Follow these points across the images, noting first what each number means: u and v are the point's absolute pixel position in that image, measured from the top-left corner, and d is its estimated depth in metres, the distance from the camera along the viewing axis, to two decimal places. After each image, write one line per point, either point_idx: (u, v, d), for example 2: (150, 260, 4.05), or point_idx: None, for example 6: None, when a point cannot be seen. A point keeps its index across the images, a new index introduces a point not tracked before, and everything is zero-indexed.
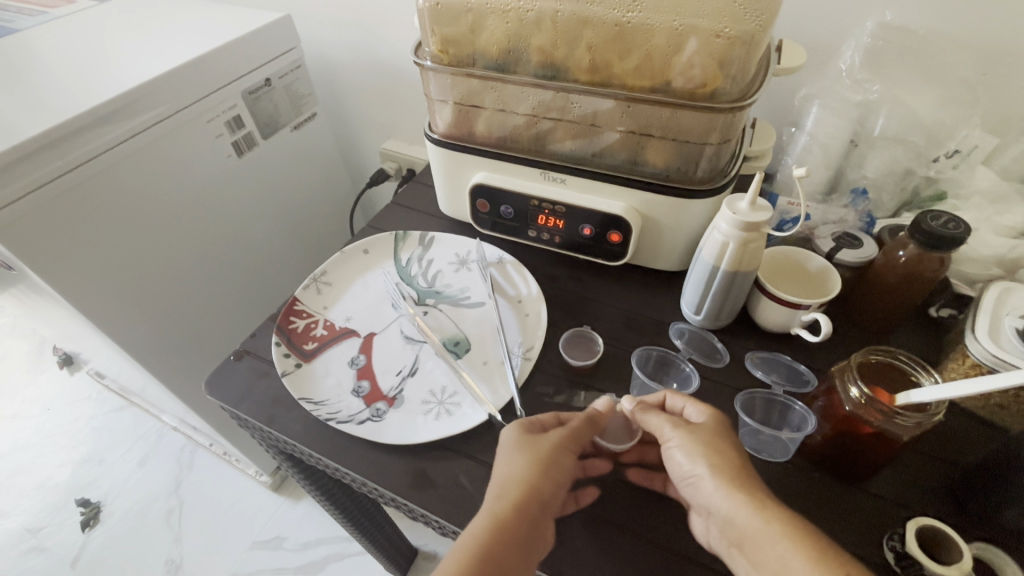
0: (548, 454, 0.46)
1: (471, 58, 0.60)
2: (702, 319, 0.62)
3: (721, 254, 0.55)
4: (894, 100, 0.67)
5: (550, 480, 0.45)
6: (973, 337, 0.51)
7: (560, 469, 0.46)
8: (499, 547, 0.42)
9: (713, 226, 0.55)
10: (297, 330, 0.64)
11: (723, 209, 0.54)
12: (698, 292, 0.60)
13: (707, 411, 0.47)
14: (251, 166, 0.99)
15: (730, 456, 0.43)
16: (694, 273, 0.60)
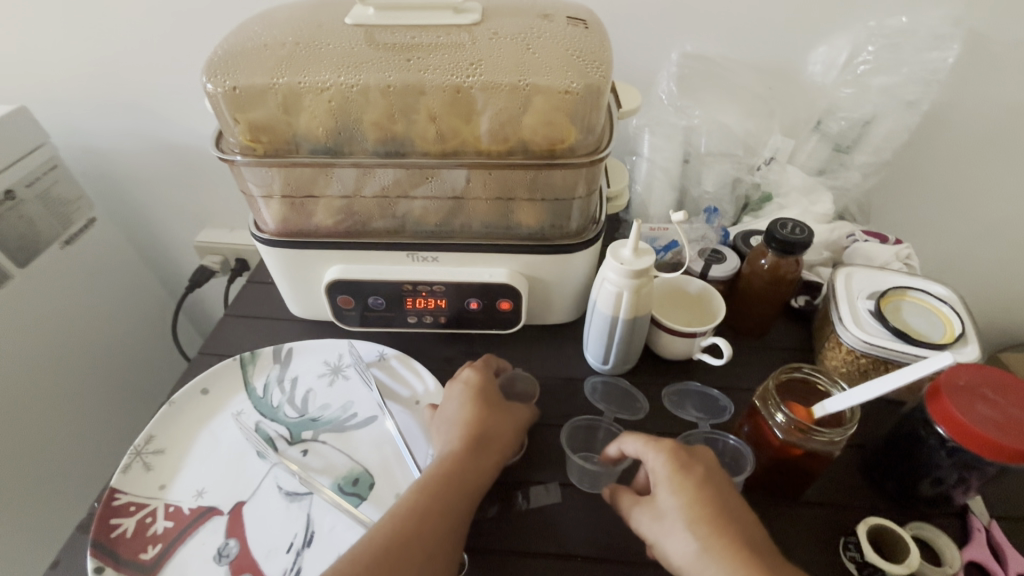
0: (507, 408, 0.52)
1: (292, 143, 0.50)
2: (610, 367, 0.59)
3: (617, 305, 0.53)
4: (709, 119, 0.71)
5: (502, 414, 0.51)
6: (843, 326, 0.54)
7: (513, 410, 0.53)
8: (470, 466, 0.46)
9: (602, 277, 0.53)
10: (126, 536, 0.46)
11: (608, 260, 0.51)
12: (601, 344, 0.57)
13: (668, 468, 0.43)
14: (7, 308, 0.74)
15: (715, 524, 0.40)
16: (593, 325, 0.57)
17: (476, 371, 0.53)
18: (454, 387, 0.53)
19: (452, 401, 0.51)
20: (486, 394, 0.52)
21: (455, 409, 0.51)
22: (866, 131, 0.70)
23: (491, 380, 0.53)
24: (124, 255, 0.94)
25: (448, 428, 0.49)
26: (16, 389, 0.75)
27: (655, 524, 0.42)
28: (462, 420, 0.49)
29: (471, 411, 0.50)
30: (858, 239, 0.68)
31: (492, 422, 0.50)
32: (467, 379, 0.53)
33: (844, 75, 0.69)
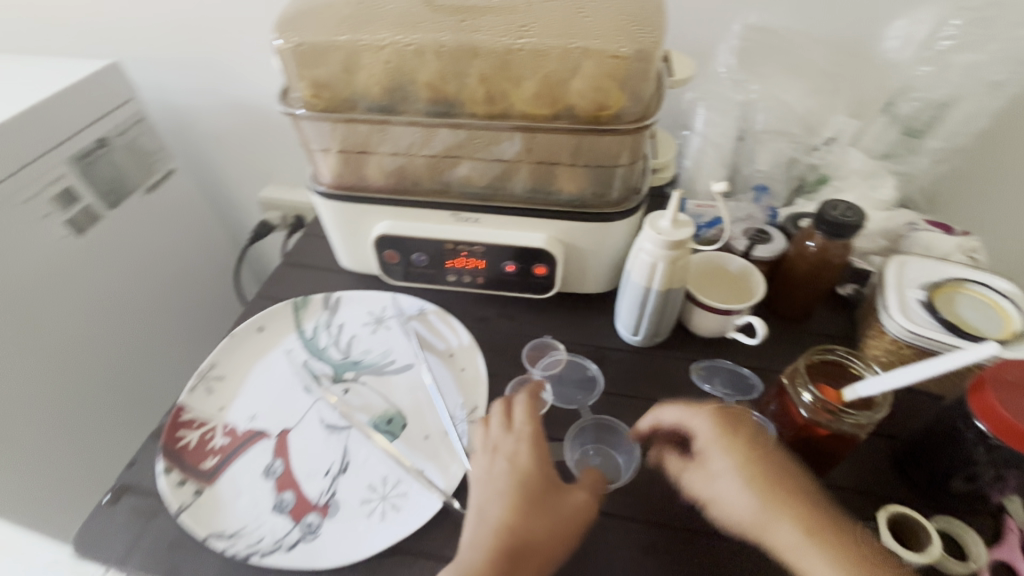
0: (557, 498, 0.44)
1: (350, 101, 0.53)
2: (641, 338, 0.60)
3: (651, 275, 0.53)
4: (770, 98, 0.68)
5: (550, 518, 0.43)
6: (887, 314, 0.52)
7: (565, 513, 0.44)
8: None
9: (638, 247, 0.53)
10: (190, 447, 0.52)
11: (645, 229, 0.52)
12: (633, 314, 0.58)
13: (708, 422, 0.45)
14: (99, 245, 0.82)
15: (767, 486, 0.42)
16: (625, 296, 0.57)
17: (523, 453, 0.46)
18: (495, 462, 0.46)
19: (488, 490, 0.45)
20: (531, 488, 0.44)
21: (493, 498, 0.44)
22: (941, 113, 0.65)
23: (541, 465, 0.46)
24: (197, 205, 1.02)
25: (479, 522, 0.43)
26: (102, 318, 0.84)
27: (705, 484, 0.45)
28: (499, 517, 0.43)
29: (508, 512, 0.43)
30: (919, 229, 0.64)
31: (533, 527, 0.42)
32: (511, 460, 0.46)
33: (924, 52, 0.64)
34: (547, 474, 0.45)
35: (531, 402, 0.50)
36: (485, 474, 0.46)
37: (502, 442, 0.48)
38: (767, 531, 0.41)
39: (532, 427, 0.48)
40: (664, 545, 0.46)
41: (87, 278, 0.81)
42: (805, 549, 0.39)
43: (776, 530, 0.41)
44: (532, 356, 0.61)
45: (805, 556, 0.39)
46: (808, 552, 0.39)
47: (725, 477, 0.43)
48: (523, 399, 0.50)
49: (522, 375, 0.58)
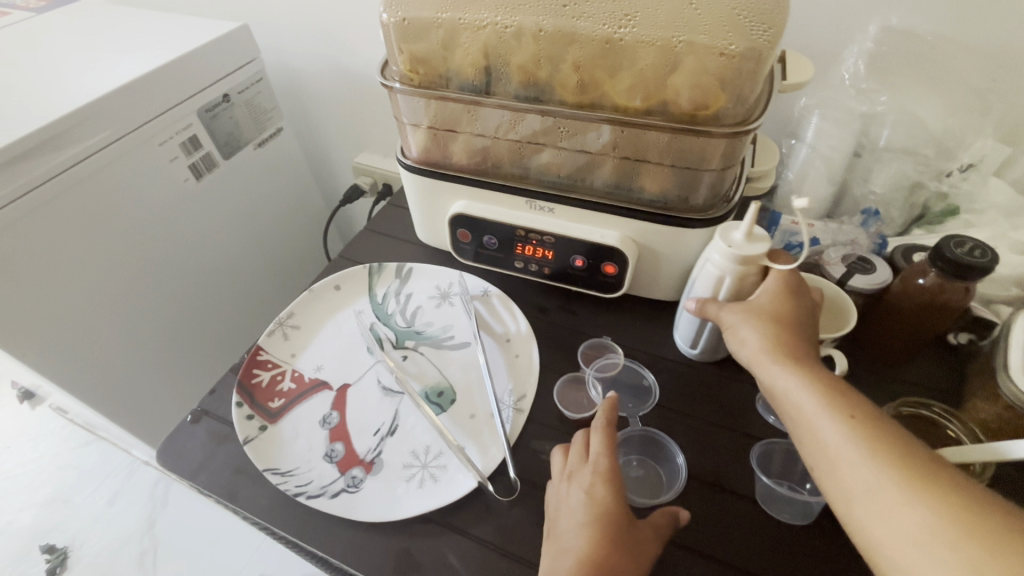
0: (636, 532, 0.42)
1: (444, 79, 0.54)
2: (698, 350, 0.57)
3: (715, 288, 0.50)
4: (902, 111, 0.61)
5: (630, 552, 0.41)
6: (1007, 376, 0.45)
7: (647, 554, 0.41)
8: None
9: (706, 258, 0.50)
10: (262, 385, 0.57)
11: (716, 240, 0.48)
12: (692, 326, 0.55)
13: (770, 295, 0.47)
14: (212, 190, 0.91)
15: (795, 357, 0.43)
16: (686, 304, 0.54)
17: (602, 488, 0.43)
18: (572, 493, 0.44)
19: (567, 522, 0.42)
20: (612, 524, 0.41)
21: (572, 536, 0.41)
22: None
23: (620, 500, 0.43)
24: (299, 164, 1.10)
25: (561, 557, 0.40)
26: (207, 256, 0.94)
27: (744, 347, 0.46)
28: (581, 556, 0.40)
29: (592, 548, 0.40)
30: None
31: (617, 564, 0.40)
32: (589, 496, 0.43)
33: None
34: (625, 509, 0.43)
35: (605, 431, 0.45)
36: (563, 507, 0.43)
37: (579, 480, 0.44)
38: (793, 394, 0.41)
39: (610, 461, 0.44)
40: (698, 574, 0.44)
41: (195, 219, 0.89)
42: (825, 411, 0.38)
43: (800, 387, 0.40)
44: (587, 354, 0.60)
45: (823, 420, 0.38)
46: (829, 413, 0.38)
47: (762, 337, 0.45)
48: (598, 429, 0.46)
49: (575, 373, 0.58)
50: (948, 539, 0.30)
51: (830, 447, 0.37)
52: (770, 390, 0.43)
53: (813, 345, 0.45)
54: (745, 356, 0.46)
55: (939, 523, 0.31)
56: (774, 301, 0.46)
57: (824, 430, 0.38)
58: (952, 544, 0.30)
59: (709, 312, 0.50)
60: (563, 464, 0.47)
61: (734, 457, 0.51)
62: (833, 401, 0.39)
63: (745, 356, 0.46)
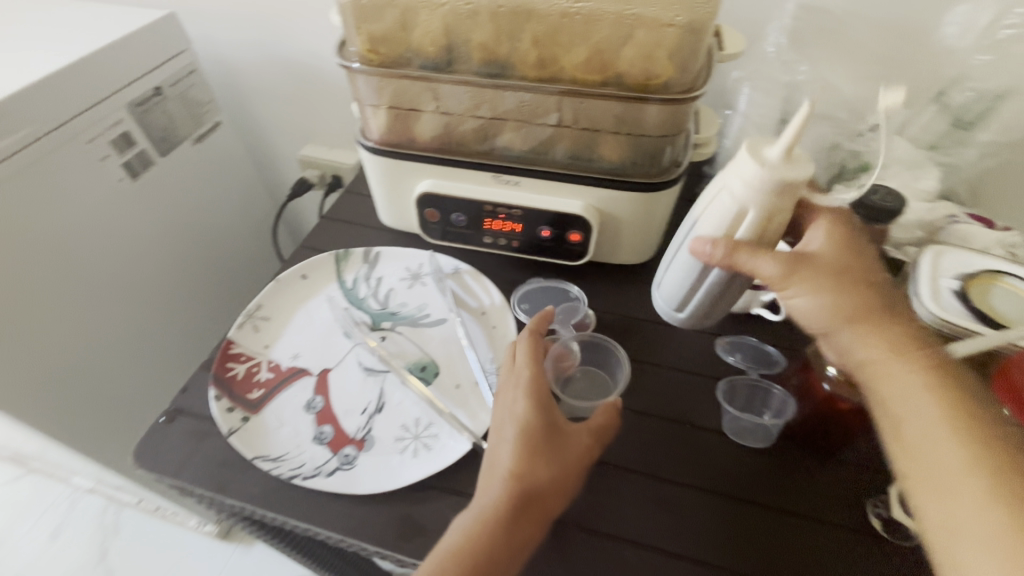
0: (563, 439, 0.45)
1: (404, 58, 0.55)
2: (687, 309, 0.55)
3: (741, 225, 0.45)
4: (821, 79, 0.69)
5: (553, 459, 0.44)
6: (917, 299, 0.53)
7: (571, 455, 0.44)
8: (505, 531, 0.42)
9: (718, 197, 0.46)
10: (238, 378, 0.56)
11: (745, 157, 0.43)
12: (693, 274, 0.51)
13: (828, 253, 0.45)
14: (151, 189, 0.86)
15: (888, 327, 0.42)
16: (688, 246, 0.50)
17: (521, 401, 0.46)
18: (500, 408, 0.47)
19: (495, 438, 0.45)
20: (533, 436, 0.44)
21: (500, 446, 0.45)
22: (994, 106, 0.64)
23: (543, 414, 0.45)
24: (241, 159, 1.06)
25: (491, 470, 0.44)
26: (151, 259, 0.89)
27: (806, 300, 0.45)
28: (504, 468, 0.43)
29: (514, 461, 0.43)
30: (959, 221, 0.64)
31: (537, 475, 0.43)
32: (512, 413, 0.46)
33: (982, 41, 0.62)
34: (550, 419, 0.45)
35: (530, 344, 0.50)
36: (495, 424, 0.47)
37: (507, 395, 0.47)
38: (888, 371, 0.41)
39: (530, 370, 0.47)
40: (679, 502, 0.49)
41: (133, 221, 0.84)
42: (920, 396, 0.40)
43: (894, 367, 0.41)
44: (561, 320, 0.62)
45: (922, 405, 0.39)
46: (924, 400, 0.39)
47: (834, 303, 0.44)
48: (523, 343, 0.50)
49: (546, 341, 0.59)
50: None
51: (931, 428, 0.39)
52: (853, 352, 0.43)
53: (896, 303, 0.44)
54: (803, 309, 0.45)
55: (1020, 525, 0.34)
56: (834, 259, 0.45)
57: (921, 412, 0.39)
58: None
59: (737, 266, 0.46)
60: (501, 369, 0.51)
61: (701, 397, 0.56)
62: (944, 389, 0.39)
63: (804, 308, 0.45)
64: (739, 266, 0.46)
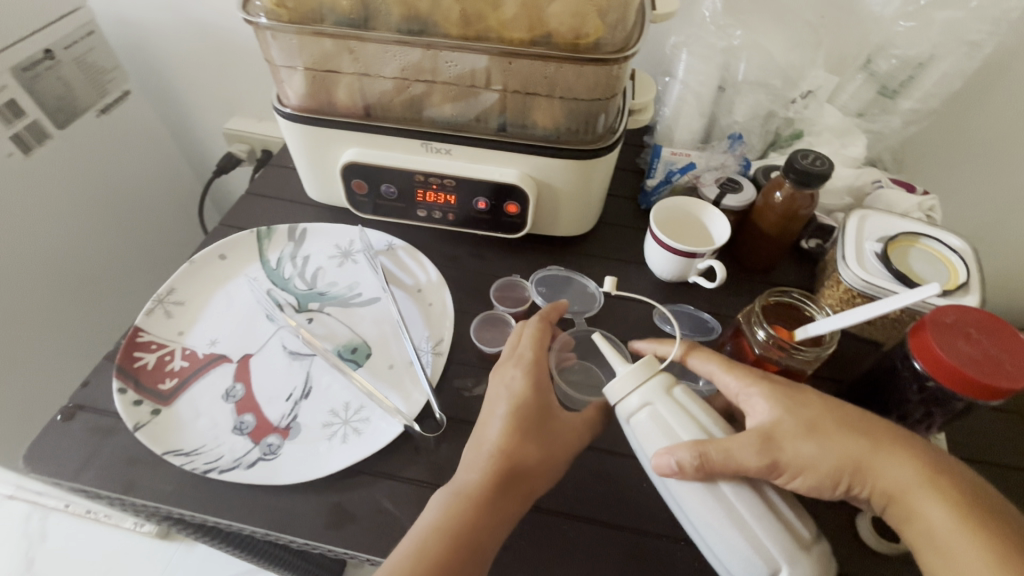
0: (555, 424, 0.44)
1: (317, 14, 0.50)
2: (778, 564, 0.36)
3: (642, 380, 0.42)
4: (754, 45, 0.67)
5: (542, 443, 0.43)
6: (844, 264, 0.54)
7: (561, 441, 0.44)
8: (489, 509, 0.41)
9: (631, 416, 0.42)
10: (147, 368, 0.52)
11: (615, 384, 0.43)
12: (745, 542, 0.36)
13: (766, 404, 0.40)
14: (47, 165, 0.77)
15: (833, 418, 0.39)
16: (701, 511, 0.38)
17: (521, 378, 0.45)
18: (496, 388, 0.46)
19: (487, 413, 0.44)
20: (526, 415, 0.43)
21: (491, 425, 0.44)
22: (917, 73, 0.65)
23: (540, 394, 0.44)
24: (157, 133, 0.97)
25: (478, 446, 0.43)
26: (53, 245, 0.80)
27: (776, 441, 0.38)
28: (493, 447, 0.42)
29: (502, 436, 0.42)
30: (884, 186, 0.65)
31: (525, 453, 0.42)
32: (508, 388, 0.45)
33: (906, 8, 0.63)
34: (544, 403, 0.44)
35: (538, 329, 0.49)
36: (488, 403, 0.46)
37: (505, 370, 0.47)
38: (861, 458, 0.38)
39: (534, 353, 0.46)
40: (616, 471, 0.49)
41: (28, 201, 0.75)
42: (877, 453, 0.38)
43: (854, 449, 0.38)
44: (500, 296, 0.61)
45: (889, 462, 0.38)
46: (886, 457, 0.38)
47: (790, 424, 0.39)
48: (531, 326, 0.49)
49: (488, 313, 0.59)
50: (1012, 572, 0.33)
51: (908, 488, 0.37)
52: (834, 471, 0.38)
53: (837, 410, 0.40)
54: (793, 457, 0.38)
55: (999, 559, 0.34)
56: (778, 408, 0.40)
57: (894, 474, 0.38)
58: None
59: (710, 454, 0.37)
60: (505, 348, 0.50)
61: None
62: (936, 476, 0.37)
63: (784, 452, 0.38)
64: (722, 464, 0.37)
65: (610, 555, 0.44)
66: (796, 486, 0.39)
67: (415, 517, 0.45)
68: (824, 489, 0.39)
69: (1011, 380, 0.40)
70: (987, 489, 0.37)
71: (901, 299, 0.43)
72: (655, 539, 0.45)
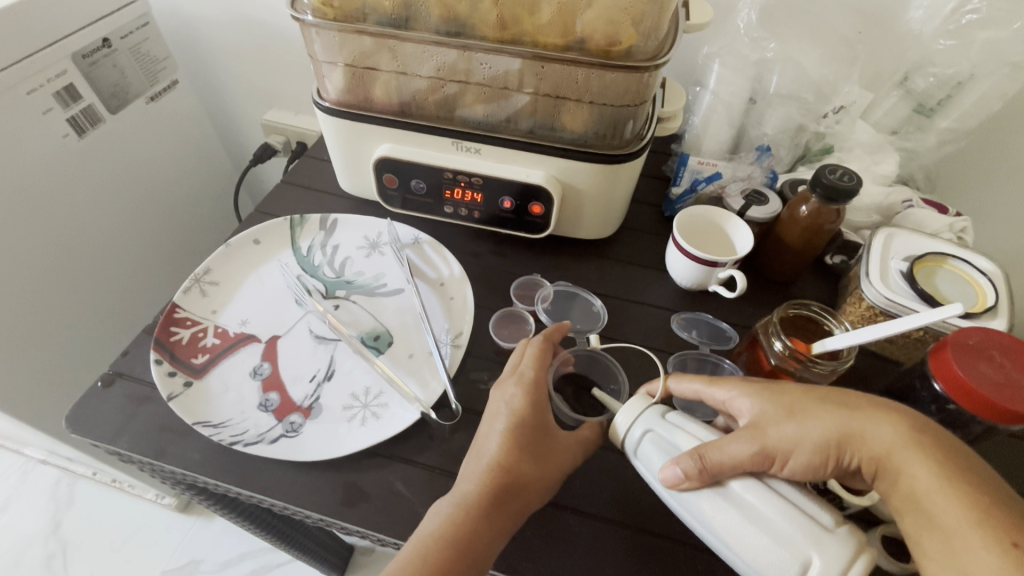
0: (551, 444, 0.45)
1: (361, 13, 0.52)
2: (808, 553, 0.35)
3: (638, 411, 0.44)
4: (788, 58, 0.67)
5: (539, 463, 0.44)
6: (868, 281, 0.54)
7: (557, 461, 0.44)
8: (484, 522, 0.42)
9: (636, 447, 0.43)
10: (182, 342, 0.54)
11: (620, 418, 0.44)
12: (766, 536, 0.36)
13: (753, 400, 0.42)
14: (99, 148, 0.81)
15: (812, 396, 0.40)
16: (718, 516, 0.38)
17: (520, 396, 0.46)
18: (495, 405, 0.47)
19: (487, 427, 0.45)
20: (522, 433, 0.44)
21: (488, 441, 0.45)
22: (955, 92, 0.64)
23: (536, 412, 0.45)
24: (200, 121, 1.01)
25: (476, 458, 0.44)
26: (100, 223, 0.84)
27: (763, 429, 0.39)
28: (491, 464, 0.43)
29: (500, 451, 0.43)
30: (913, 206, 0.65)
31: (520, 469, 0.43)
32: (508, 406, 0.46)
33: (947, 26, 0.62)
34: (539, 421, 0.45)
35: (541, 349, 0.50)
36: (486, 419, 0.47)
37: (505, 388, 0.48)
38: (842, 425, 0.38)
39: (534, 373, 0.47)
40: (625, 472, 0.49)
41: (80, 181, 0.79)
42: (856, 418, 0.39)
43: (834, 419, 0.39)
44: (520, 294, 0.62)
45: (867, 425, 0.38)
46: (865, 422, 0.38)
47: (772, 411, 0.40)
48: (535, 344, 0.50)
49: (507, 310, 0.60)
50: (995, 522, 0.33)
51: (892, 451, 0.37)
52: (822, 446, 0.38)
53: (820, 393, 0.41)
54: (779, 439, 0.39)
55: (979, 513, 0.33)
56: (765, 403, 0.41)
57: (877, 438, 0.38)
58: (1010, 544, 0.32)
59: (708, 454, 0.38)
60: (506, 366, 0.51)
61: (654, 371, 0.56)
62: (922, 438, 0.37)
63: (773, 438, 0.39)
64: (720, 468, 0.38)
65: (615, 552, 0.45)
66: (791, 472, 0.39)
67: (426, 500, 0.46)
68: (819, 468, 0.38)
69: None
70: (966, 450, 0.37)
71: (910, 321, 0.44)
72: (661, 541, 0.46)
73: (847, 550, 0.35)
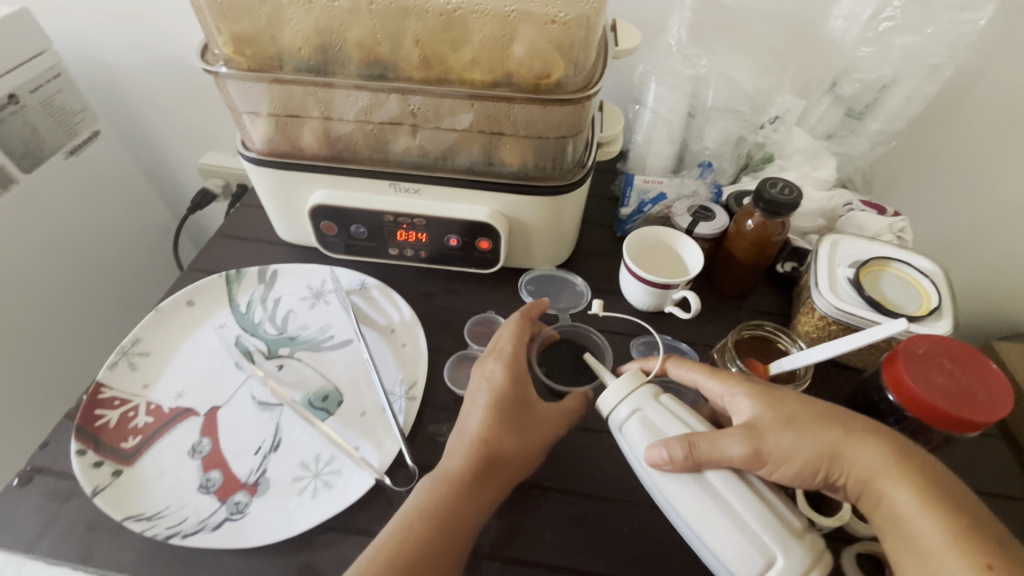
0: (533, 408, 0.47)
1: (277, 60, 0.50)
2: (772, 553, 0.35)
3: (629, 391, 0.42)
4: (720, 73, 0.67)
5: (520, 429, 0.46)
6: (818, 291, 0.54)
7: (536, 427, 0.46)
8: (463, 509, 0.42)
9: (621, 427, 0.41)
10: (109, 426, 0.50)
11: (609, 398, 0.43)
12: (738, 537, 0.35)
13: (751, 404, 0.40)
14: (12, 211, 0.75)
15: (810, 411, 0.39)
16: (692, 506, 0.37)
17: (500, 372, 0.47)
18: (477, 379, 0.48)
19: (469, 404, 0.47)
20: (504, 406, 0.46)
21: (472, 414, 0.46)
22: (881, 95, 0.65)
23: (515, 384, 0.47)
24: (129, 171, 0.96)
25: (458, 438, 0.46)
26: (18, 292, 0.78)
27: (758, 433, 0.38)
28: (475, 437, 0.45)
29: (483, 426, 0.45)
30: (854, 209, 0.66)
31: (502, 440, 0.45)
32: (489, 381, 0.47)
33: (865, 34, 0.64)
34: (520, 391, 0.47)
35: (518, 324, 0.51)
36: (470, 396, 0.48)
37: (486, 365, 0.49)
38: (832, 444, 0.38)
39: (513, 348, 0.49)
40: (598, 517, 0.46)
41: None
42: (847, 440, 0.38)
43: (826, 438, 0.38)
44: (474, 333, 0.60)
45: (857, 447, 0.38)
46: (857, 443, 0.38)
47: (770, 418, 0.39)
48: (513, 320, 0.51)
49: (463, 352, 0.58)
50: (971, 547, 0.33)
51: (878, 474, 0.37)
52: (811, 462, 0.38)
53: (815, 404, 0.40)
54: (773, 447, 0.38)
55: (957, 534, 0.34)
56: (758, 405, 0.40)
57: (866, 461, 0.37)
58: (985, 565, 0.32)
59: (698, 445, 0.37)
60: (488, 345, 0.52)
61: None
62: (909, 462, 0.37)
63: (766, 442, 0.38)
64: (706, 457, 0.37)
65: None
66: (778, 477, 0.38)
67: None
68: (806, 479, 0.38)
69: (986, 413, 0.40)
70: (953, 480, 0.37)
71: (856, 338, 0.44)
72: None
73: (808, 558, 0.34)
